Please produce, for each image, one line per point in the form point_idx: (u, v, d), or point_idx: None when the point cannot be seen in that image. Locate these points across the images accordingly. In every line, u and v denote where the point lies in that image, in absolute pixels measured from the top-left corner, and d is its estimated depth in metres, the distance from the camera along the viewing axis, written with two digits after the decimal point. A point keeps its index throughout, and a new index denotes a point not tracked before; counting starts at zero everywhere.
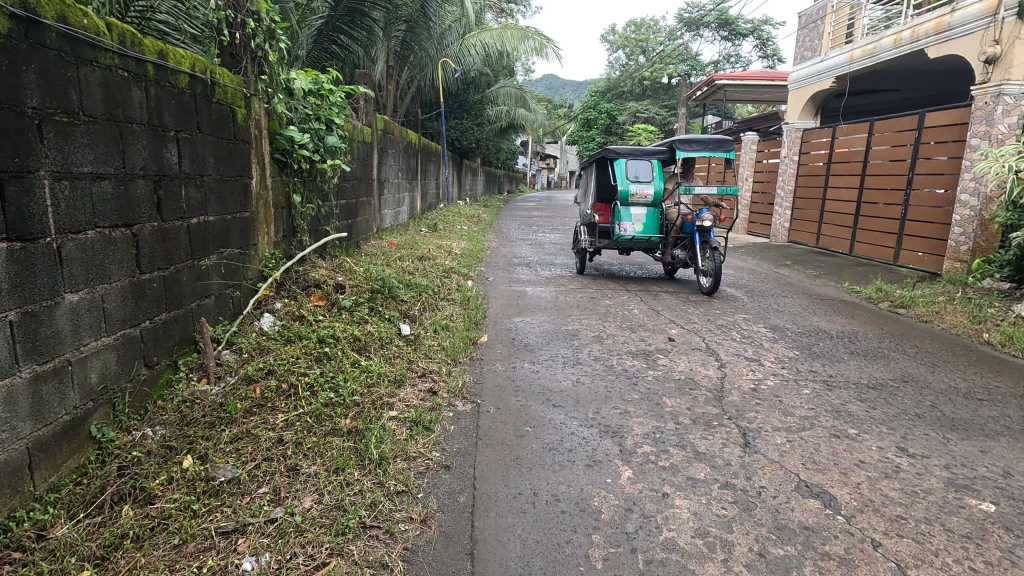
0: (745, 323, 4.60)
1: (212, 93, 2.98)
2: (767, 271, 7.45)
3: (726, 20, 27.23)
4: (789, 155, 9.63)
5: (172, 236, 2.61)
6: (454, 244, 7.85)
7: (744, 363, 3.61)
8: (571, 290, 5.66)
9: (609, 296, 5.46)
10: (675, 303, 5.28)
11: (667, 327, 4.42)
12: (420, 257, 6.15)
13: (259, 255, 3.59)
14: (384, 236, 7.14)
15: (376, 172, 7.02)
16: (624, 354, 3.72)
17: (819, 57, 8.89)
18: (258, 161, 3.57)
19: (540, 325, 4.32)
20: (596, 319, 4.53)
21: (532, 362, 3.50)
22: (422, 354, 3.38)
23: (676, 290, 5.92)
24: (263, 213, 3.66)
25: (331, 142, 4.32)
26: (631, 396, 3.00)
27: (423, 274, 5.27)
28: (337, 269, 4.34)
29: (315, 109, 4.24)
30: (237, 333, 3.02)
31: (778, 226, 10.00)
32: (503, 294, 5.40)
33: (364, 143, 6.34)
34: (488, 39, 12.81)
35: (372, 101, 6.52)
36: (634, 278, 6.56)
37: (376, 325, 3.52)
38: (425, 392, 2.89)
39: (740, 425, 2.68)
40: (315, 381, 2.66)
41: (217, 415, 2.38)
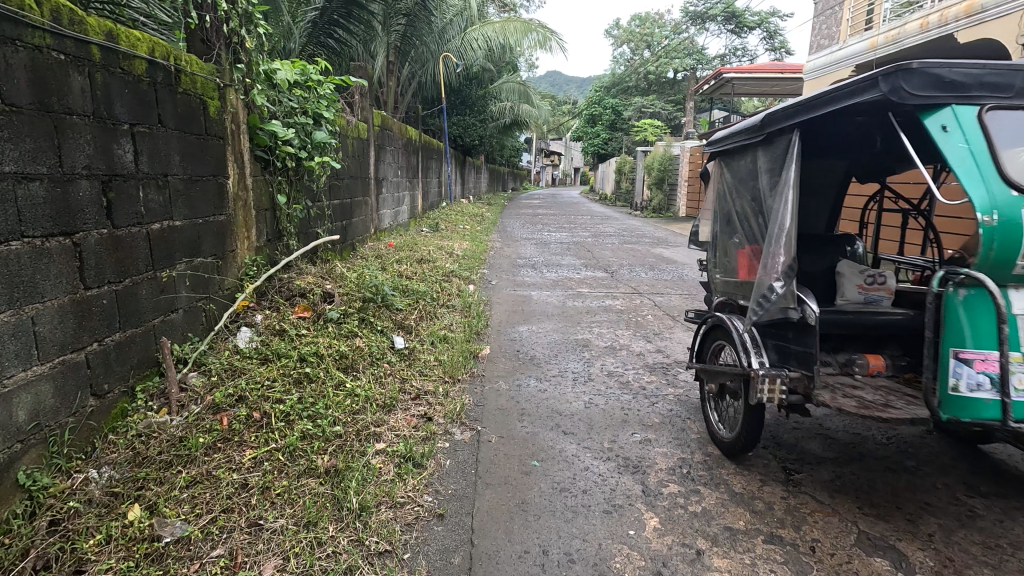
0: None
1: (177, 82, 2.65)
2: None
3: (733, 13, 26.73)
4: None
5: (127, 245, 2.28)
6: (456, 245, 7.51)
7: None
8: (579, 294, 5.31)
9: (620, 300, 5.11)
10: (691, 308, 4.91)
11: (685, 335, 4.05)
12: (418, 260, 5.81)
13: (238, 262, 3.26)
14: (382, 237, 6.82)
15: (373, 170, 6.69)
16: (639, 369, 3.36)
17: (837, 45, 8.49)
18: (235, 159, 3.25)
19: (546, 335, 3.97)
20: (606, 327, 4.18)
21: (538, 379, 3.16)
22: (417, 371, 3.05)
23: (691, 293, 5.56)
24: (242, 216, 3.33)
25: (319, 138, 3.99)
26: (651, 421, 2.65)
27: (421, 279, 4.93)
28: (326, 275, 4.00)
29: (301, 102, 3.92)
30: (208, 352, 2.69)
31: None
32: (507, 299, 5.06)
33: (360, 139, 6.00)
34: (490, 33, 12.34)
35: (367, 95, 6.18)
36: (645, 279, 6.19)
37: (366, 338, 3.18)
38: (419, 418, 2.56)
39: (780, 457, 2.33)
40: (292, 410, 2.33)
41: (176, 452, 2.06)
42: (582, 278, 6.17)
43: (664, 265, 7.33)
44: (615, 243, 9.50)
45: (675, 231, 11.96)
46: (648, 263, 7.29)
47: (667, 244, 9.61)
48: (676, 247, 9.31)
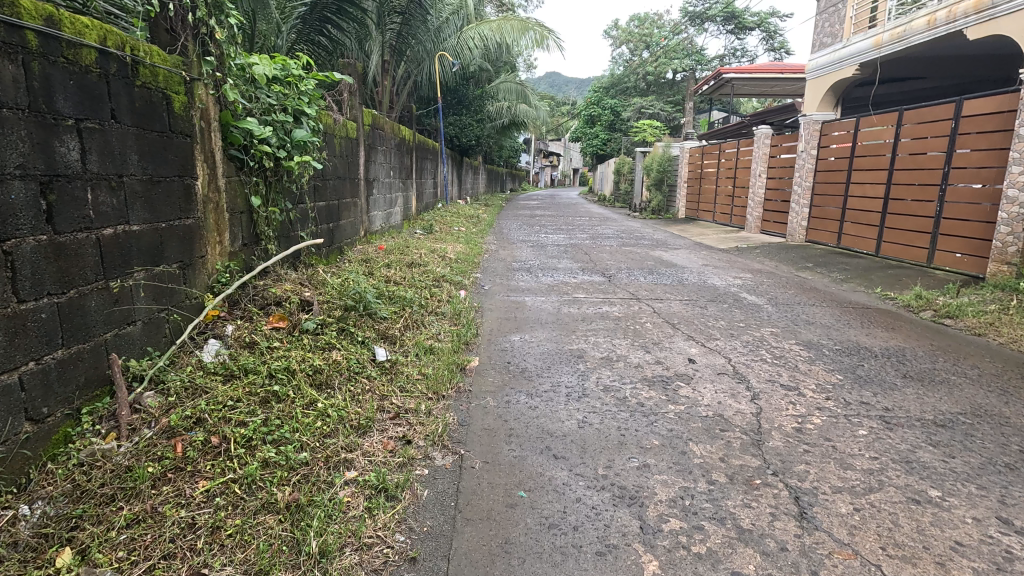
0: (775, 340, 4.02)
1: (134, 74, 2.43)
2: (788, 274, 6.86)
3: (732, 13, 26.56)
4: (806, 149, 9.03)
5: (71, 252, 2.06)
6: (449, 248, 7.29)
7: (781, 393, 3.04)
8: (575, 300, 5.10)
9: (617, 306, 4.90)
10: (691, 315, 4.70)
11: (685, 345, 3.84)
12: (408, 264, 5.61)
13: (207, 269, 3.05)
14: (373, 240, 6.62)
15: (362, 171, 6.49)
16: (637, 383, 3.15)
17: (840, 43, 8.29)
18: (206, 159, 3.03)
19: (539, 345, 3.76)
20: (602, 336, 3.96)
21: (528, 394, 2.94)
22: (397, 387, 2.84)
23: (690, 298, 5.35)
24: (213, 220, 3.12)
25: (299, 137, 3.78)
26: (649, 443, 2.44)
27: (410, 285, 4.72)
28: (307, 281, 3.79)
29: (281, 99, 3.72)
30: (168, 368, 2.47)
31: (794, 224, 9.41)
32: (500, 306, 4.85)
33: (348, 139, 5.78)
34: (486, 30, 12.23)
35: (357, 93, 5.98)
36: (644, 283, 5.98)
37: (344, 351, 2.97)
38: (397, 441, 2.35)
39: (791, 486, 2.11)
40: (254, 434, 2.12)
41: (119, 485, 1.84)
42: (579, 282, 5.95)
43: (663, 268, 7.11)
44: (613, 245, 9.29)
45: (674, 233, 11.75)
46: (646, 267, 7.08)
47: (666, 247, 9.39)
48: (675, 249, 9.10)
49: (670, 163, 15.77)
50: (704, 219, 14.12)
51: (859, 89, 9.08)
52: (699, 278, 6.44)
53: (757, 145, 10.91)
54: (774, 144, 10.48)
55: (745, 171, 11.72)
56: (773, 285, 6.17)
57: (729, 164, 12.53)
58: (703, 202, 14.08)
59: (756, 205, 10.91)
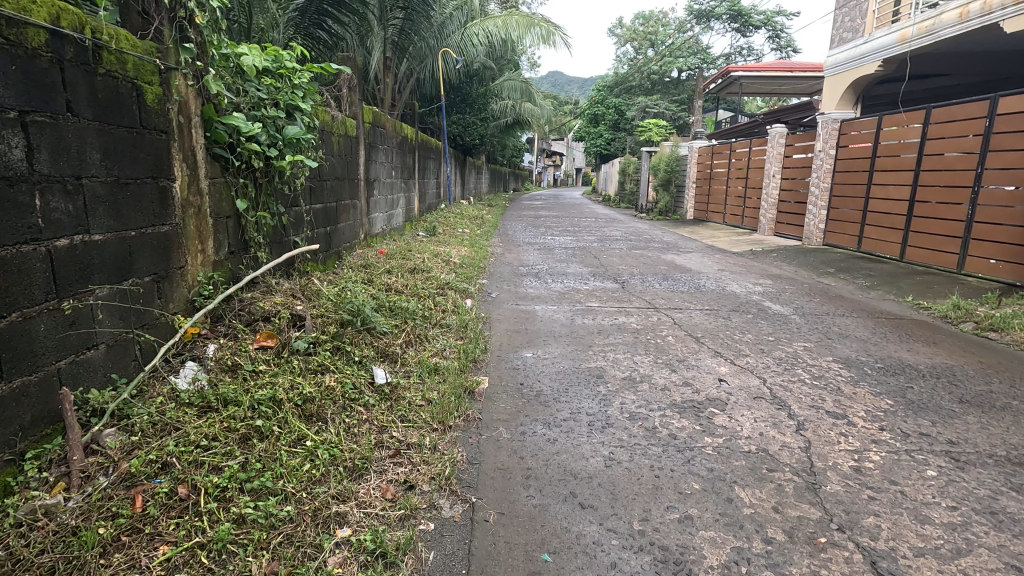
0: (809, 356, 3.68)
1: (96, 60, 2.11)
2: (809, 280, 6.53)
3: (738, 11, 26.14)
4: (824, 149, 8.69)
5: (14, 268, 1.75)
6: (453, 252, 6.96)
7: (829, 422, 2.70)
8: (588, 309, 4.77)
9: (633, 317, 4.57)
10: (714, 326, 4.37)
11: (713, 363, 3.51)
12: (411, 270, 5.29)
13: (186, 281, 2.73)
14: (373, 244, 6.30)
15: (362, 170, 6.17)
16: (666, 409, 2.82)
17: (861, 38, 7.95)
18: (185, 158, 2.71)
19: (553, 363, 3.43)
20: (622, 353, 3.63)
21: (545, 424, 2.61)
22: (397, 417, 2.52)
23: (711, 307, 5.02)
24: (194, 226, 2.80)
25: (292, 134, 3.46)
26: (689, 489, 2.10)
27: (412, 294, 4.39)
28: (300, 292, 3.47)
29: (271, 92, 3.40)
30: (135, 399, 2.15)
31: (811, 227, 9.06)
32: (509, 316, 4.52)
33: (347, 137, 5.47)
34: (491, 27, 11.96)
35: (357, 89, 5.67)
36: (660, 291, 5.64)
37: (339, 374, 2.65)
38: (397, 486, 2.03)
39: (863, 547, 1.79)
40: (229, 482, 1.80)
41: (61, 554, 1.52)
42: (591, 289, 5.62)
43: (678, 273, 6.77)
44: (623, 248, 8.97)
45: (684, 235, 11.39)
46: (659, 272, 6.74)
47: (677, 250, 9.06)
48: (687, 253, 8.76)
49: (678, 163, 15.43)
50: (713, 220, 13.77)
51: (880, 87, 8.71)
52: (716, 285, 6.11)
53: (771, 144, 10.55)
54: (789, 143, 10.13)
55: (757, 171, 11.37)
56: (795, 292, 5.84)
57: (740, 165, 12.18)
58: (712, 203, 13.73)
59: (769, 206, 10.55)
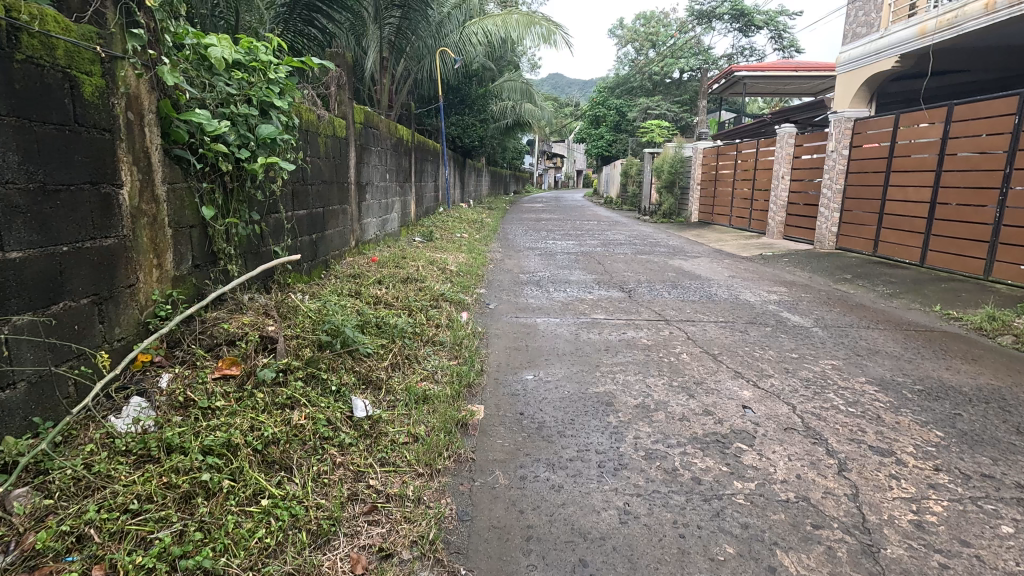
0: (840, 377, 3.33)
1: (11, 43, 1.77)
2: (826, 287, 6.18)
3: (741, 11, 25.81)
4: (837, 149, 8.33)
5: None
6: (450, 258, 6.61)
7: (874, 461, 2.34)
8: (594, 322, 4.41)
9: (643, 331, 4.21)
10: (732, 342, 4.01)
11: (735, 387, 3.15)
12: (403, 280, 4.94)
13: (138, 301, 2.38)
14: (364, 251, 5.96)
15: (353, 173, 5.83)
16: (686, 446, 2.46)
17: (878, 32, 7.60)
18: (136, 160, 2.37)
19: (557, 388, 3.07)
20: (632, 375, 3.28)
21: (549, 466, 2.26)
22: (377, 460, 2.18)
23: (726, 319, 4.66)
24: (148, 239, 2.46)
25: (266, 133, 3.12)
26: (722, 555, 1.75)
27: (403, 308, 4.04)
28: (276, 308, 3.12)
29: (242, 87, 3.06)
30: (61, 447, 1.81)
31: (823, 230, 8.71)
32: (507, 330, 4.17)
33: (336, 138, 5.14)
34: (491, 26, 11.62)
35: (345, 87, 5.35)
36: (670, 301, 5.29)
37: (311, 409, 2.30)
38: (370, 555, 1.70)
39: None
40: (159, 561, 1.46)
41: None
42: (596, 299, 5.27)
43: (687, 280, 6.41)
44: (628, 253, 8.61)
45: (689, 238, 11.03)
46: (667, 279, 6.38)
47: (684, 255, 8.70)
48: (695, 258, 8.41)
49: (682, 164, 15.08)
50: (718, 222, 13.41)
51: (894, 83, 8.36)
52: (728, 293, 5.75)
53: (779, 145, 10.20)
54: (798, 143, 9.77)
55: (765, 172, 11.01)
56: (814, 301, 5.48)
57: (747, 166, 11.82)
58: (718, 205, 13.37)
59: (778, 209, 10.20)
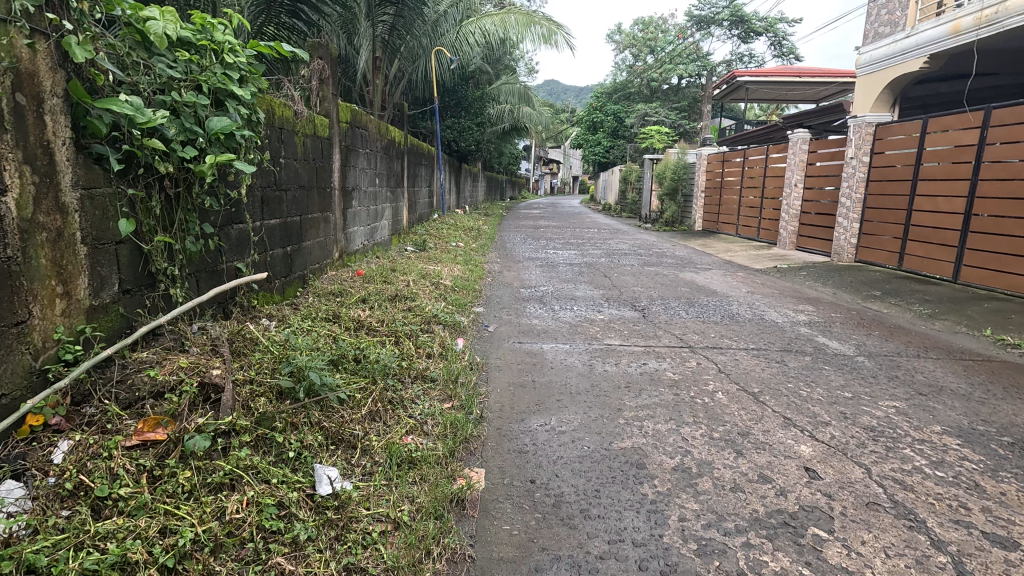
0: (910, 425, 2.78)
1: None
2: (855, 306, 5.66)
3: (740, 17, 25.49)
4: (856, 156, 7.85)
5: None
6: (445, 271, 6.04)
7: (998, 558, 1.79)
8: (609, 350, 3.85)
9: (666, 362, 3.65)
10: (771, 376, 3.45)
11: (789, 440, 2.59)
12: (391, 298, 4.37)
13: (32, 343, 1.80)
14: (349, 264, 5.39)
15: (338, 178, 5.26)
16: (748, 532, 1.90)
17: (903, 32, 7.16)
18: (28, 159, 1.80)
19: (575, 443, 2.50)
20: (663, 425, 2.71)
21: (574, 570, 1.70)
22: (342, 566, 1.60)
23: (757, 345, 4.10)
24: (48, 261, 1.88)
25: (220, 128, 2.56)
26: None
27: (388, 336, 3.47)
28: (230, 342, 2.55)
29: (190, 71, 2.50)
30: None
31: (841, 242, 8.20)
32: (510, 359, 3.59)
33: (317, 138, 4.59)
34: (489, 26, 11.09)
35: (329, 82, 4.83)
36: (690, 322, 4.73)
37: (257, 492, 1.72)
38: None
39: None
40: None
41: None
42: (607, 320, 4.71)
43: (704, 297, 5.87)
44: (634, 265, 8.08)
45: (696, 248, 10.51)
46: (682, 296, 5.83)
47: (694, 267, 8.19)
48: (706, 270, 7.89)
49: (685, 170, 14.59)
50: (724, 231, 12.90)
51: (916, 87, 7.89)
52: (751, 313, 5.22)
53: (792, 151, 9.72)
54: (813, 150, 9.29)
55: (775, 180, 10.52)
56: (847, 322, 4.96)
57: (755, 173, 11.32)
58: (723, 213, 12.86)
59: (790, 218, 9.70)
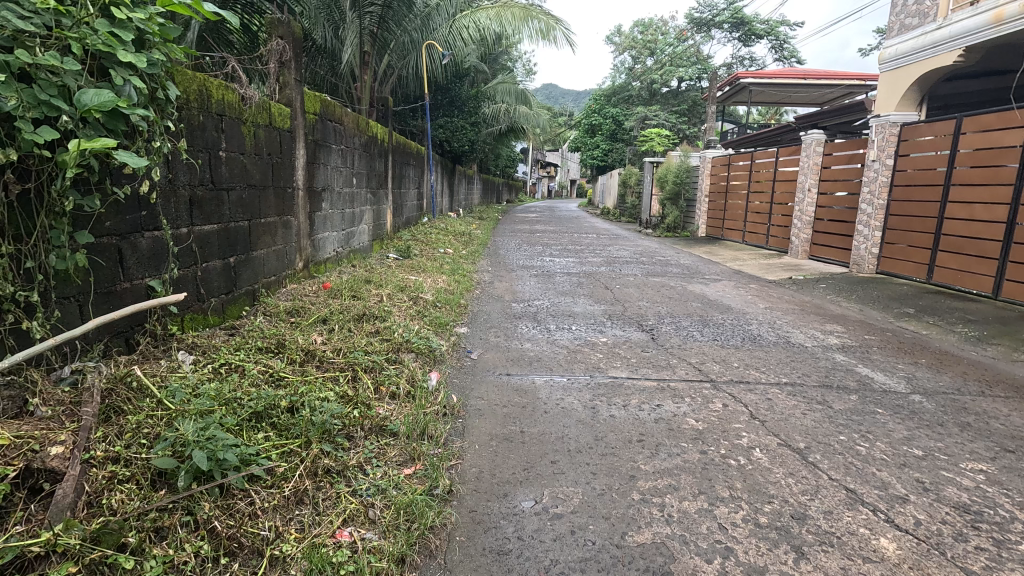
0: (1014, 503, 2.12)
1: None
2: (889, 326, 5.02)
3: (740, 19, 25.06)
4: (880, 158, 7.22)
5: None
6: (427, 283, 5.37)
7: None
8: (615, 385, 3.19)
9: (685, 403, 2.98)
10: (816, 424, 2.78)
11: (862, 529, 1.93)
12: (356, 319, 3.69)
13: None
14: (315, 276, 4.71)
15: (303, 176, 4.59)
16: None
17: (936, 22, 6.57)
18: None
19: (575, 537, 1.83)
20: (692, 504, 2.04)
21: None
22: None
23: (791, 379, 3.44)
24: None
25: (97, 103, 1.87)
26: None
27: (342, 372, 2.78)
28: (106, 395, 1.88)
29: (54, 23, 1.82)
30: None
31: (861, 251, 7.56)
32: (494, 399, 2.92)
33: (272, 129, 3.92)
34: (483, 19, 10.37)
35: (291, 65, 4.18)
36: (706, 347, 4.08)
37: None
38: None
39: None
40: None
41: None
42: (611, 343, 4.04)
43: (718, 314, 5.22)
44: (638, 275, 7.42)
45: (702, 256, 9.86)
46: (694, 313, 5.18)
47: (702, 277, 7.54)
48: (716, 282, 7.25)
49: (688, 174, 13.98)
50: (729, 238, 12.26)
51: (946, 84, 7.31)
52: (774, 334, 4.57)
53: (806, 153, 9.07)
54: (829, 152, 8.65)
55: (786, 184, 9.89)
56: (887, 347, 4.31)
57: (764, 177, 10.69)
58: (728, 219, 12.22)
59: (803, 225, 9.06)
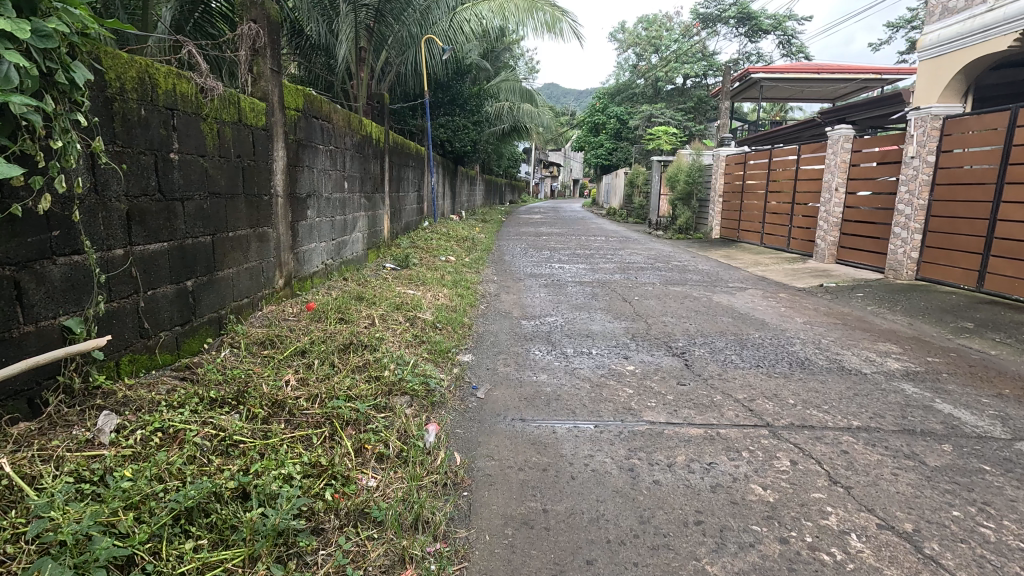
0: None
1: None
2: (950, 345, 4.41)
3: (747, 14, 24.35)
4: (919, 154, 6.61)
5: None
6: (426, 298, 4.80)
7: None
8: (654, 435, 2.61)
9: (743, 461, 2.38)
10: (916, 492, 2.18)
11: None
12: (340, 349, 3.11)
13: None
14: (299, 295, 4.14)
15: (283, 179, 4.02)
16: None
17: (986, 4, 5.98)
18: None
19: None
20: None
21: None
22: None
23: (863, 421, 2.85)
24: None
25: None
26: None
27: (318, 431, 2.19)
28: None
29: None
30: None
31: (898, 256, 6.95)
32: (506, 460, 2.34)
33: (241, 126, 3.34)
34: (485, 11, 9.71)
35: (264, 53, 3.61)
36: (751, 376, 3.50)
37: None
38: None
39: None
40: None
41: None
42: (640, 373, 3.47)
43: (754, 332, 4.63)
44: (657, 283, 6.84)
45: (721, 260, 9.28)
46: (727, 331, 4.59)
47: (726, 285, 6.95)
48: (742, 290, 6.67)
49: (700, 173, 13.36)
50: (746, 240, 11.66)
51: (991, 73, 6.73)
52: (823, 357, 3.97)
53: (832, 150, 8.46)
54: (858, 148, 8.04)
55: (809, 184, 9.27)
56: (959, 374, 3.70)
57: (784, 176, 10.08)
58: (745, 221, 11.62)
59: (830, 227, 8.46)
